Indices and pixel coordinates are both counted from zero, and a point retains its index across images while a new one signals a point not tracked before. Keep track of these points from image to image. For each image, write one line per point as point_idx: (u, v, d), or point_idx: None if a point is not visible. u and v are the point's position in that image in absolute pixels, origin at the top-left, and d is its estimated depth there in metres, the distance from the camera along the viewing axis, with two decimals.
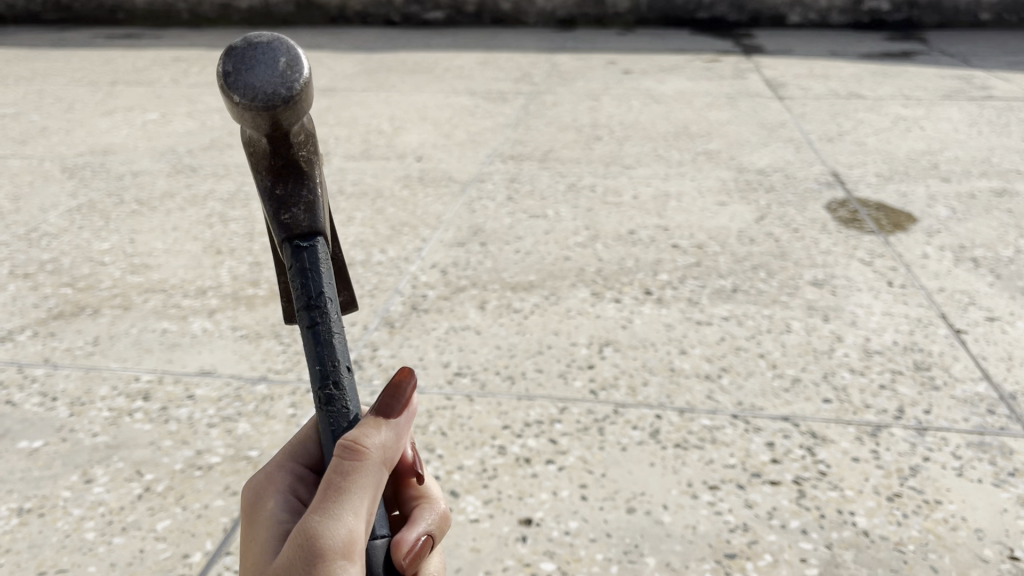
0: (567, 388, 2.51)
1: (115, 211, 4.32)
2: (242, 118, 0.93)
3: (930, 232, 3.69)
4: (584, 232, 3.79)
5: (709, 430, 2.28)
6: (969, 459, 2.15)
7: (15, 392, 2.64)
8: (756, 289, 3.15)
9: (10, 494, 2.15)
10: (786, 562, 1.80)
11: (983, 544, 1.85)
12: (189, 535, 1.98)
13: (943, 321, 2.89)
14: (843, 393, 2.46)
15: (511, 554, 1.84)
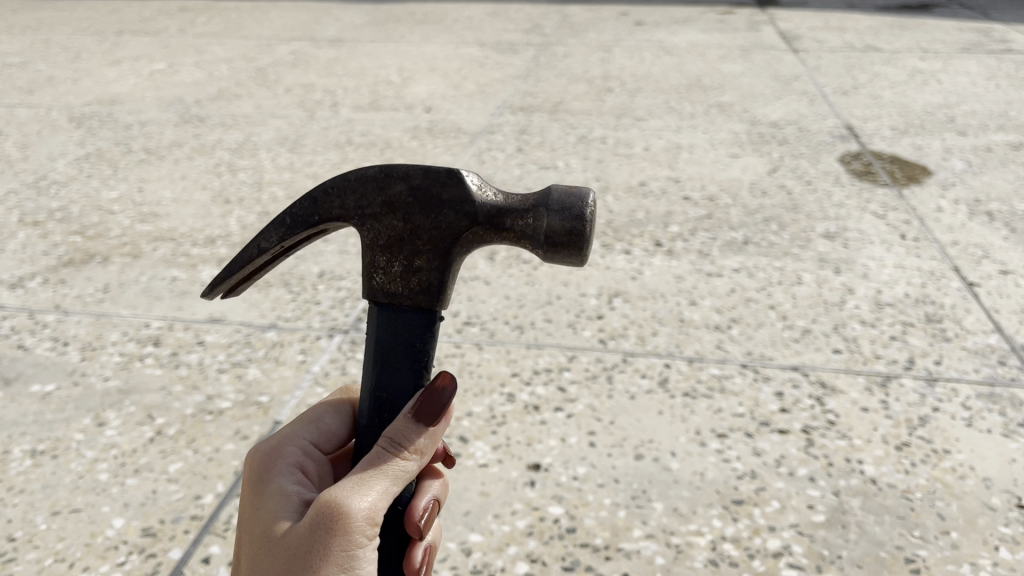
0: (576, 337, 2.51)
1: (123, 160, 4.30)
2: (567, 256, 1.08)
3: (945, 185, 3.65)
4: (594, 184, 3.76)
5: (718, 379, 2.28)
6: (979, 410, 2.15)
7: (26, 337, 2.66)
8: (767, 241, 3.13)
9: (23, 436, 2.16)
10: (793, 509, 1.81)
11: (990, 493, 1.86)
12: (201, 477, 2.00)
13: (956, 274, 2.86)
14: (853, 343, 2.45)
15: (520, 498, 1.85)
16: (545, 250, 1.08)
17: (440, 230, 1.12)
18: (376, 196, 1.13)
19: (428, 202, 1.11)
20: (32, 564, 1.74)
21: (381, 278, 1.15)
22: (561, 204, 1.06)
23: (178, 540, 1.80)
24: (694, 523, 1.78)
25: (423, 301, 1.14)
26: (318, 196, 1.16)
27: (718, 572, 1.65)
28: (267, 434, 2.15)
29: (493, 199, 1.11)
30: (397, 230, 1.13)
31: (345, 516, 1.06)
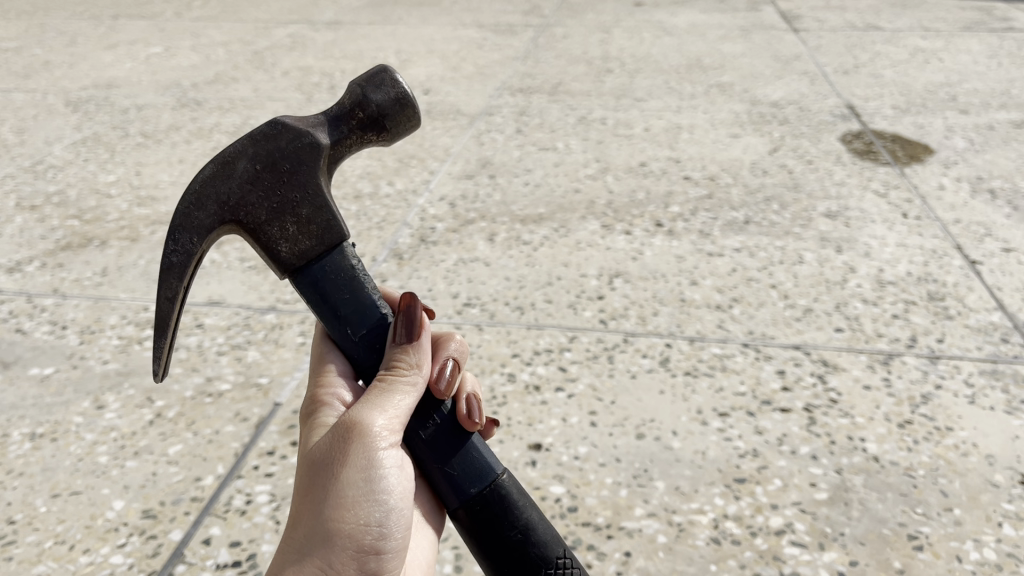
0: (577, 318, 2.50)
1: (120, 144, 4.28)
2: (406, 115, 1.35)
3: (947, 164, 3.63)
4: (594, 165, 3.74)
5: (719, 358, 2.27)
6: (981, 387, 2.14)
7: (25, 321, 2.65)
8: (769, 221, 3.11)
9: (22, 419, 2.16)
10: (796, 487, 1.80)
11: (994, 469, 1.85)
12: (201, 459, 1.99)
13: (959, 252, 2.85)
14: (855, 322, 2.44)
15: (521, 478, 1.84)
16: (388, 127, 1.36)
17: (300, 172, 1.29)
18: (228, 189, 1.29)
19: (269, 159, 1.28)
20: (32, 547, 1.74)
21: (285, 249, 1.29)
22: (375, 94, 1.34)
23: (179, 522, 1.79)
24: (695, 502, 1.77)
25: (326, 241, 1.29)
26: (183, 227, 1.30)
27: (720, 550, 1.64)
28: (267, 416, 2.14)
29: (323, 128, 1.34)
30: (270, 199, 1.29)
31: (361, 432, 1.19)
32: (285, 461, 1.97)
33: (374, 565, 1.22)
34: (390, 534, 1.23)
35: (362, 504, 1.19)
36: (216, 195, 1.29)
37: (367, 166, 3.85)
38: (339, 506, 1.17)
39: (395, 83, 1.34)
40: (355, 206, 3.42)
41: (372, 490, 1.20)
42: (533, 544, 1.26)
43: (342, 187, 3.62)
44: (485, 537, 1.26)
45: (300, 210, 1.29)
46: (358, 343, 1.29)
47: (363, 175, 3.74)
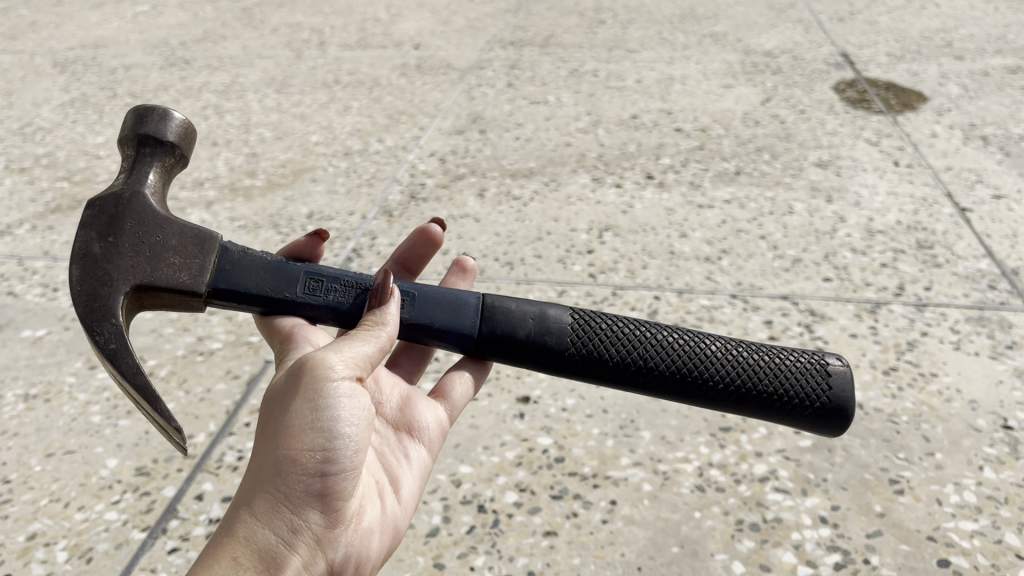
0: (566, 272, 2.51)
1: (109, 105, 4.24)
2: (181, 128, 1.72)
3: (941, 111, 3.61)
4: (585, 118, 3.71)
5: (707, 310, 2.28)
6: (967, 333, 2.15)
7: (16, 283, 2.65)
8: (760, 171, 3.10)
9: (15, 380, 2.17)
10: (781, 435, 1.82)
11: (976, 414, 1.87)
12: (193, 417, 2.01)
13: (949, 200, 2.84)
14: (843, 272, 2.44)
15: (509, 429, 1.86)
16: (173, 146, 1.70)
17: (152, 219, 1.57)
18: (107, 267, 1.51)
19: (111, 231, 1.54)
20: (28, 505, 1.76)
21: (186, 277, 1.56)
22: (150, 127, 1.66)
23: (172, 479, 1.81)
24: (681, 451, 1.79)
25: (210, 251, 1.59)
26: (95, 319, 1.48)
27: (705, 498, 1.66)
28: (258, 374, 2.15)
29: (139, 177, 1.63)
30: (146, 246, 1.55)
31: (312, 370, 1.34)
32: None
33: (324, 487, 1.32)
34: (340, 460, 1.33)
35: (311, 433, 1.31)
36: (101, 276, 1.51)
37: (357, 123, 3.82)
38: (288, 432, 1.30)
39: (147, 111, 1.68)
40: (344, 163, 3.41)
41: (322, 419, 1.32)
42: (547, 331, 1.60)
43: (332, 145, 3.60)
44: (525, 350, 1.60)
45: (170, 242, 1.57)
46: (298, 297, 1.59)
47: (353, 133, 3.72)
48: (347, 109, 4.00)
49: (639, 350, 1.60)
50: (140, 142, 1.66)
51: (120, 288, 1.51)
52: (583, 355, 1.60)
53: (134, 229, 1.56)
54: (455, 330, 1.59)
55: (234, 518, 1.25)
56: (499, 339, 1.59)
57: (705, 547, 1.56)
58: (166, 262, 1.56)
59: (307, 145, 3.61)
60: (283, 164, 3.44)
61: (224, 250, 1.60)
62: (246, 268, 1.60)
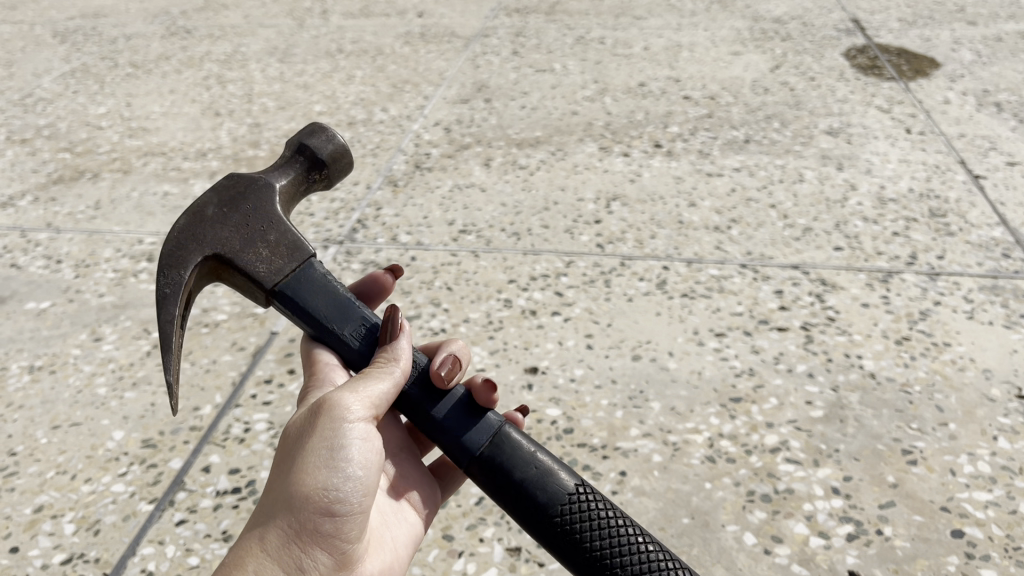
0: (574, 242, 2.48)
1: (110, 75, 4.20)
2: (342, 158, 1.53)
3: (953, 77, 3.55)
4: (592, 86, 3.66)
5: (717, 280, 2.26)
6: (981, 302, 2.12)
7: (19, 255, 2.63)
8: (769, 139, 3.06)
9: (20, 353, 2.16)
10: (792, 405, 1.80)
11: (990, 384, 1.84)
12: (199, 389, 2.00)
13: (962, 167, 2.80)
14: (855, 241, 2.41)
15: (517, 401, 1.85)
16: (324, 168, 1.51)
17: (264, 206, 1.38)
18: (206, 229, 1.35)
19: (229, 203, 1.38)
20: (34, 478, 1.75)
21: (261, 270, 1.34)
22: (312, 140, 1.51)
23: (178, 451, 1.80)
24: (691, 421, 1.77)
25: (297, 258, 1.35)
26: (168, 265, 1.34)
27: (715, 469, 1.65)
28: (264, 345, 2.14)
29: (279, 174, 1.46)
30: (248, 231, 1.36)
31: (332, 404, 1.19)
32: (283, 389, 1.97)
33: (332, 531, 1.16)
34: (354, 504, 1.17)
35: (328, 470, 1.16)
36: (194, 230, 1.35)
37: (361, 93, 3.78)
38: (303, 468, 1.15)
39: (321, 129, 1.52)
40: (348, 133, 3.37)
41: (339, 455, 1.17)
42: (538, 491, 1.21)
43: (335, 114, 3.56)
44: (506, 494, 1.22)
45: (271, 236, 1.36)
46: (342, 335, 1.32)
47: (356, 102, 3.67)
48: (351, 78, 3.95)
49: (633, 557, 1.18)
50: (300, 149, 1.51)
51: (201, 253, 1.35)
52: (564, 531, 1.19)
53: (249, 209, 1.38)
54: (448, 430, 1.27)
55: (238, 556, 1.09)
56: (485, 470, 1.24)
57: (716, 518, 1.54)
58: (254, 252, 1.35)
59: (310, 115, 3.57)
60: (286, 134, 3.40)
61: (308, 263, 1.35)
62: (312, 288, 1.33)
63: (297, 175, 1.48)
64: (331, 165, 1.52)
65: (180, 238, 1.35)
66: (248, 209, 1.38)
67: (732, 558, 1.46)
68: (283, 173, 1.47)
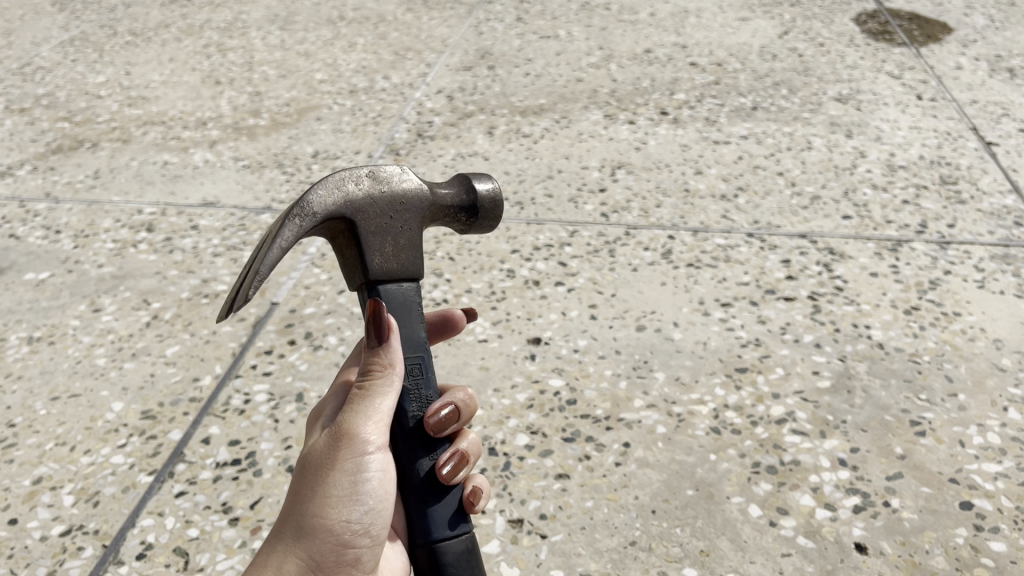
0: (578, 212, 2.44)
1: (109, 43, 4.15)
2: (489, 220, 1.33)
3: (966, 42, 3.48)
4: (597, 53, 3.60)
5: (723, 249, 2.22)
6: (992, 271, 2.09)
7: (18, 226, 2.61)
8: (777, 106, 3.01)
9: (19, 323, 2.14)
10: (799, 375, 1.77)
11: (1001, 354, 1.81)
12: (199, 360, 1.98)
13: (974, 134, 2.75)
14: (864, 209, 2.37)
15: (520, 372, 1.82)
16: (472, 216, 1.31)
17: (413, 212, 1.20)
18: (361, 193, 1.15)
19: (393, 185, 1.19)
20: (33, 449, 1.74)
21: (377, 258, 1.15)
22: (483, 187, 1.31)
23: (178, 422, 1.79)
24: (697, 392, 1.75)
25: (413, 271, 1.17)
26: (305, 201, 1.11)
27: (720, 440, 1.63)
28: (265, 316, 2.12)
29: (436, 194, 1.26)
30: (388, 219, 1.17)
31: (351, 434, 1.08)
32: (283, 360, 1.95)
33: (352, 559, 1.13)
34: (367, 534, 1.13)
35: (346, 504, 1.10)
36: (345, 184, 1.14)
37: (362, 60, 3.72)
38: (324, 503, 1.08)
39: (494, 189, 1.32)
40: (350, 101, 3.32)
41: (358, 490, 1.11)
42: None
43: (336, 82, 3.51)
44: None
45: (402, 240, 1.17)
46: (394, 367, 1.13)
47: (358, 70, 3.62)
48: (352, 46, 3.90)
49: None
50: (461, 184, 1.31)
51: (342, 207, 1.13)
52: None
53: (399, 203, 1.18)
54: (416, 491, 1.12)
55: None
56: (430, 557, 1.10)
57: (721, 490, 1.52)
58: (380, 242, 1.15)
59: (311, 83, 3.52)
60: (287, 102, 3.35)
61: (412, 281, 1.17)
62: (398, 308, 1.14)
63: (448, 205, 1.28)
64: (476, 217, 1.32)
65: (335, 185, 1.14)
66: (399, 201, 1.19)
67: (737, 530, 1.44)
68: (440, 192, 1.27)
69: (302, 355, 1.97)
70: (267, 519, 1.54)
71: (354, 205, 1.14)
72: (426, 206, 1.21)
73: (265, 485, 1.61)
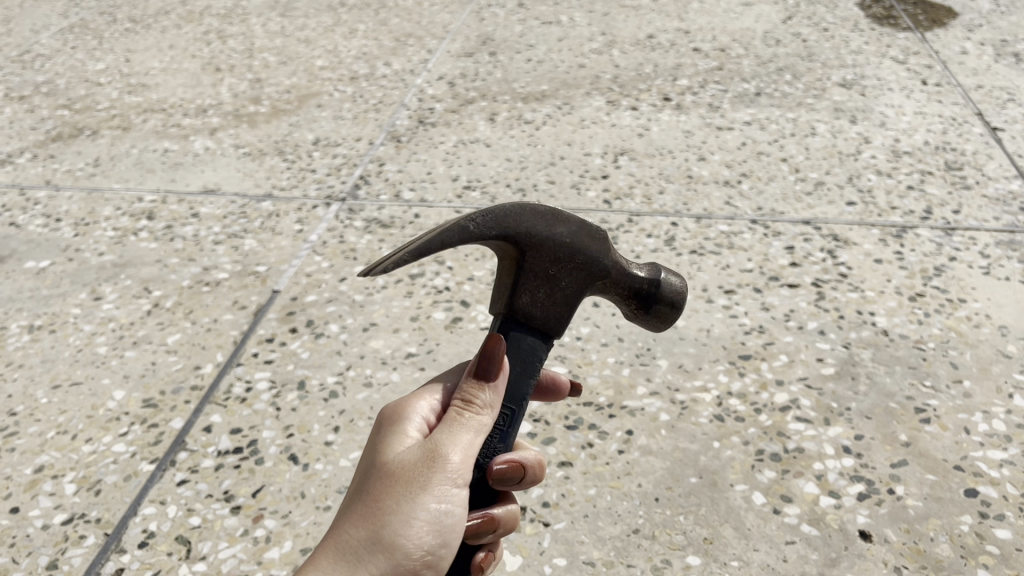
0: (580, 199, 2.43)
1: (108, 30, 4.13)
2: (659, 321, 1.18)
3: (971, 27, 3.46)
4: (600, 38, 3.57)
5: (726, 236, 2.21)
6: (998, 257, 2.07)
7: (18, 214, 2.60)
8: (781, 92, 2.99)
9: (20, 312, 2.14)
10: (802, 362, 1.76)
11: (1006, 340, 1.80)
12: (200, 348, 1.97)
13: (980, 119, 2.73)
14: (868, 195, 2.35)
15: None
16: (647, 309, 1.17)
17: (585, 274, 1.10)
18: (547, 234, 1.06)
19: (582, 242, 1.09)
20: (34, 438, 1.74)
21: (525, 299, 1.07)
22: (670, 279, 1.16)
23: (180, 411, 1.78)
24: (700, 379, 1.74)
25: (549, 328, 1.09)
26: (497, 212, 1.03)
27: (723, 428, 1.62)
28: (266, 304, 2.11)
29: (620, 266, 1.13)
30: (553, 268, 1.08)
31: (441, 453, 0.98)
32: (285, 348, 1.95)
33: None
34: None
35: (420, 535, 0.96)
36: (540, 218, 1.06)
37: (363, 47, 3.70)
38: (404, 529, 0.96)
39: (679, 299, 1.16)
40: (351, 88, 3.30)
41: (436, 523, 0.97)
42: None
43: (337, 69, 3.49)
44: None
45: (554, 293, 1.08)
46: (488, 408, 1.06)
47: (359, 56, 3.60)
48: (353, 32, 3.87)
49: None
50: (653, 266, 1.17)
51: (518, 236, 1.05)
52: None
53: (575, 260, 1.08)
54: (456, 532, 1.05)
55: None
56: None
57: (724, 477, 1.51)
58: (534, 285, 1.07)
59: (312, 70, 3.50)
60: (287, 89, 3.34)
61: (544, 340, 1.09)
62: (518, 359, 1.07)
63: (622, 286, 1.14)
64: (641, 310, 1.17)
65: (528, 216, 1.05)
66: (579, 259, 1.09)
67: (741, 518, 1.43)
68: (627, 264, 1.15)
69: (304, 343, 1.96)
70: (269, 507, 1.54)
71: (534, 242, 1.06)
72: (599, 271, 1.10)
73: (267, 473, 1.61)
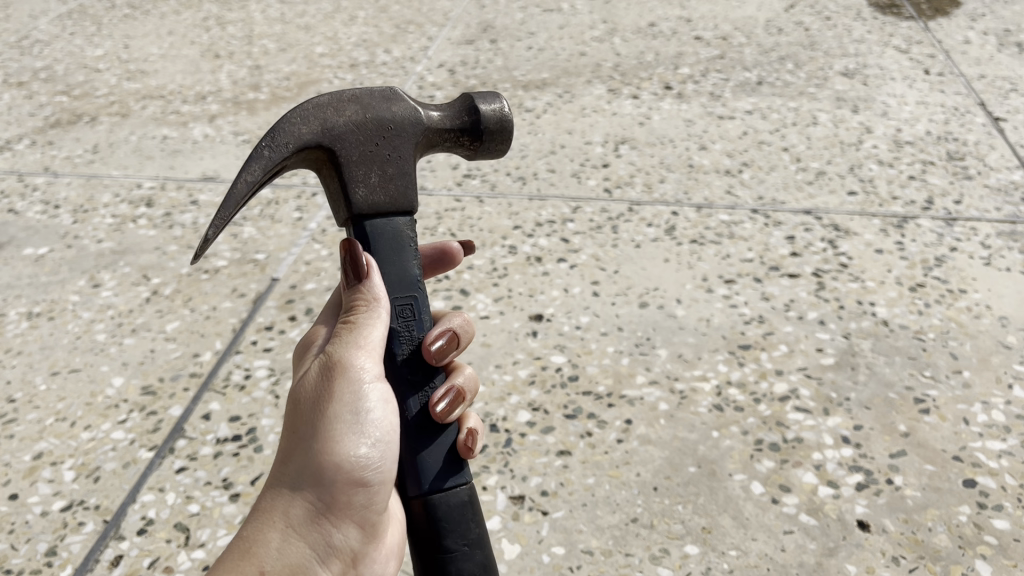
0: (581, 187, 2.42)
1: (107, 16, 4.10)
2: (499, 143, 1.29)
3: (974, 16, 3.44)
4: (601, 26, 3.56)
5: (727, 225, 2.20)
6: (999, 248, 2.07)
7: (17, 200, 2.59)
8: (783, 81, 2.97)
9: (19, 299, 2.13)
10: (802, 352, 1.76)
11: (1006, 331, 1.80)
12: (199, 335, 1.97)
13: (982, 109, 2.72)
14: (869, 185, 2.35)
15: (522, 348, 1.81)
16: (481, 140, 1.28)
17: (403, 137, 1.18)
18: (342, 119, 1.15)
19: (379, 109, 1.18)
20: (33, 425, 1.74)
21: (362, 191, 1.14)
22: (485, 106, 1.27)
23: (179, 398, 1.78)
24: (699, 369, 1.74)
25: (403, 204, 1.15)
26: (276, 128, 1.13)
27: (722, 418, 1.62)
28: (265, 292, 2.11)
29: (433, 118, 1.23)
30: (377, 149, 1.16)
31: (345, 365, 1.09)
32: (284, 336, 1.94)
33: (358, 499, 1.11)
34: (368, 473, 1.12)
35: (348, 445, 1.09)
36: (322, 110, 1.14)
37: (363, 34, 3.68)
38: (327, 439, 1.08)
39: (503, 116, 1.28)
40: (351, 75, 3.29)
41: (354, 426, 1.10)
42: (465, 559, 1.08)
43: (337, 56, 3.47)
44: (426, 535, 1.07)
45: (389, 169, 1.16)
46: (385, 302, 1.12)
47: (359, 43, 3.58)
48: (353, 19, 3.85)
49: None
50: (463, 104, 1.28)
51: (318, 138, 1.13)
52: None
53: (388, 129, 1.17)
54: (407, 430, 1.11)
55: (258, 529, 1.02)
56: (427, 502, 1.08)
57: (723, 467, 1.51)
58: (363, 173, 1.14)
59: (312, 57, 3.48)
60: (287, 76, 3.32)
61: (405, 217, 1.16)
62: (386, 246, 1.13)
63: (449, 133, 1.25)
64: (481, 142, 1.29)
65: (310, 112, 1.14)
66: (395, 129, 1.18)
67: (739, 508, 1.43)
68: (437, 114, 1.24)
69: (303, 330, 1.95)
70: None
71: (331, 136, 1.14)
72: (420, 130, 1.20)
73: (266, 461, 1.61)
